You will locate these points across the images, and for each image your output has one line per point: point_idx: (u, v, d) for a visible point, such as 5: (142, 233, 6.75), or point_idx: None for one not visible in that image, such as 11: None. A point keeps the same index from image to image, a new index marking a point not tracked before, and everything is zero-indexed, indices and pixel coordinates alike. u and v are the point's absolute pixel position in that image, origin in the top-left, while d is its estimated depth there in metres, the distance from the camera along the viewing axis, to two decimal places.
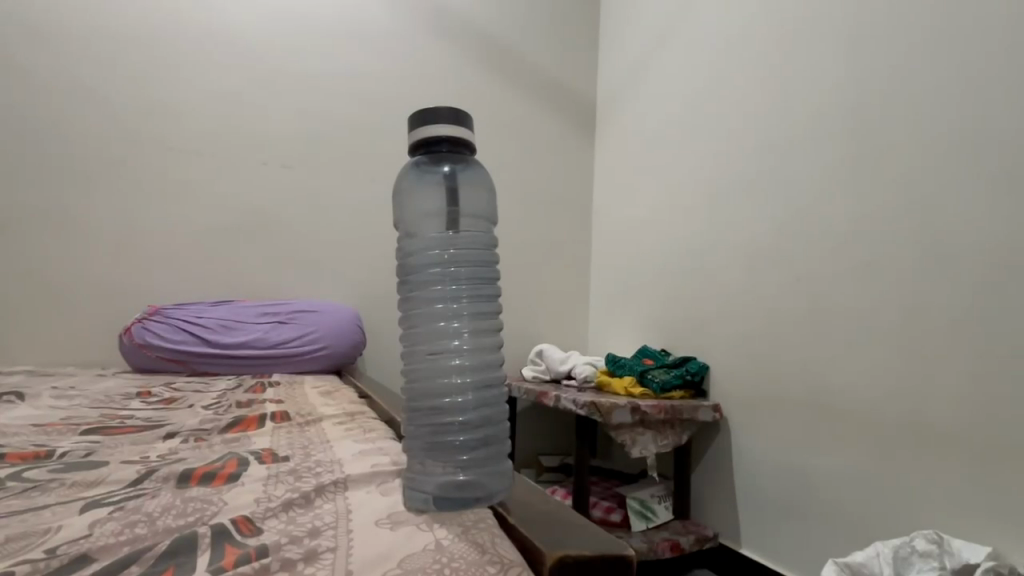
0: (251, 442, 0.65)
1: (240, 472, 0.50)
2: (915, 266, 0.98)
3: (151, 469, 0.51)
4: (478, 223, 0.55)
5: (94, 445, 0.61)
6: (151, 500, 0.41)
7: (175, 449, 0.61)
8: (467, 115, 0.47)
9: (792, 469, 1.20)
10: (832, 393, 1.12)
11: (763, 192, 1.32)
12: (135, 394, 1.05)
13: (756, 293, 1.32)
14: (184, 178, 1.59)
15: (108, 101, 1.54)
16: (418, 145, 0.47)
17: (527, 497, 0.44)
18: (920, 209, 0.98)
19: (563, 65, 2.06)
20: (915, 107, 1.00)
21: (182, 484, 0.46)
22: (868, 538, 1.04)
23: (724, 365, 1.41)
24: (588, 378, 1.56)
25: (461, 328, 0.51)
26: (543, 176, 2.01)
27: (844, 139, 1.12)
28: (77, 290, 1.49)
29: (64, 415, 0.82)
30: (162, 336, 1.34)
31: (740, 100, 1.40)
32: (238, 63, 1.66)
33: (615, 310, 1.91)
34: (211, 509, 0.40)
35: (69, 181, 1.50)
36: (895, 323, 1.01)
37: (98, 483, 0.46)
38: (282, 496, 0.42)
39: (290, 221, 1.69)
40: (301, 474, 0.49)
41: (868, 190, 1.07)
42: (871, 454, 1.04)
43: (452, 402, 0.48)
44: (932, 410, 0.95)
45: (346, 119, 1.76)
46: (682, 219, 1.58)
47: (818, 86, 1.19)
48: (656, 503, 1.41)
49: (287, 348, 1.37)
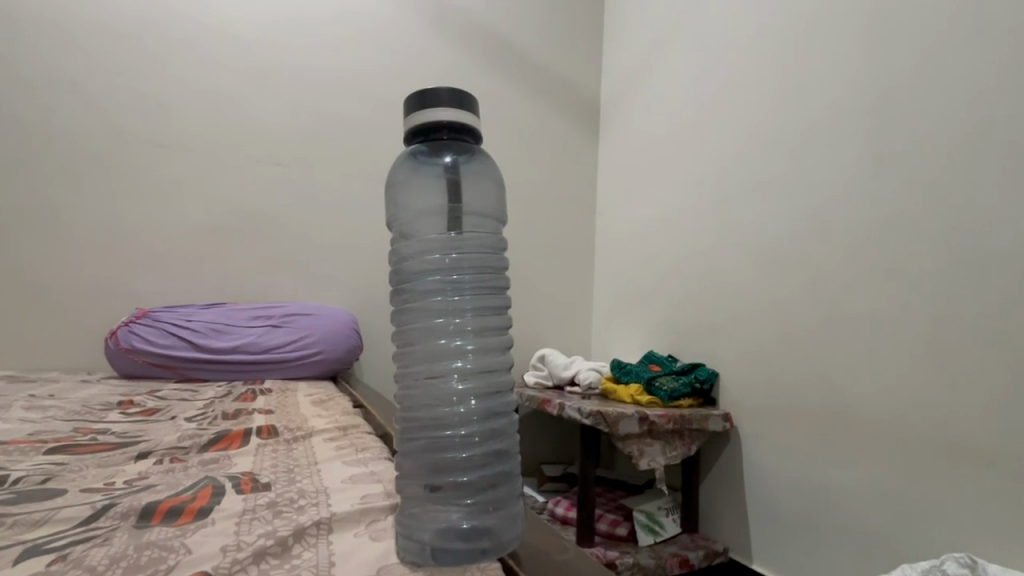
0: (231, 465, 0.59)
1: (211, 505, 0.44)
2: (941, 270, 0.92)
3: (110, 501, 0.45)
4: (484, 223, 0.49)
5: (54, 468, 0.55)
6: (103, 547, 0.35)
7: (145, 474, 0.55)
8: (471, 97, 0.41)
9: (807, 484, 1.14)
10: (850, 404, 1.06)
11: (775, 191, 1.25)
12: (116, 403, 0.99)
13: (767, 298, 1.26)
14: (175, 176, 1.53)
15: (97, 97, 1.47)
16: (415, 133, 0.41)
17: (543, 552, 0.39)
18: (947, 210, 0.92)
19: (567, 63, 2.01)
20: (939, 103, 0.94)
21: (143, 521, 0.40)
22: (889, 558, 0.98)
23: (734, 372, 1.35)
24: (593, 384, 1.49)
25: (465, 345, 0.45)
26: (546, 176, 1.95)
27: (863, 136, 1.06)
28: (62, 292, 1.43)
29: (34, 428, 0.76)
30: (148, 340, 1.27)
31: (751, 97, 1.34)
32: (233, 60, 1.60)
33: (619, 313, 1.85)
34: (170, 560, 0.34)
35: (54, 178, 1.43)
36: (919, 332, 0.95)
37: (44, 521, 0.40)
38: (254, 542, 0.36)
39: (284, 221, 1.63)
40: (281, 509, 0.43)
41: (890, 190, 1.01)
42: (894, 470, 0.97)
43: (454, 434, 0.43)
44: (958, 426, 0.89)
45: (344, 118, 1.71)
46: (691, 221, 1.51)
47: (835, 80, 1.13)
48: (662, 516, 1.34)
49: (279, 353, 1.31)
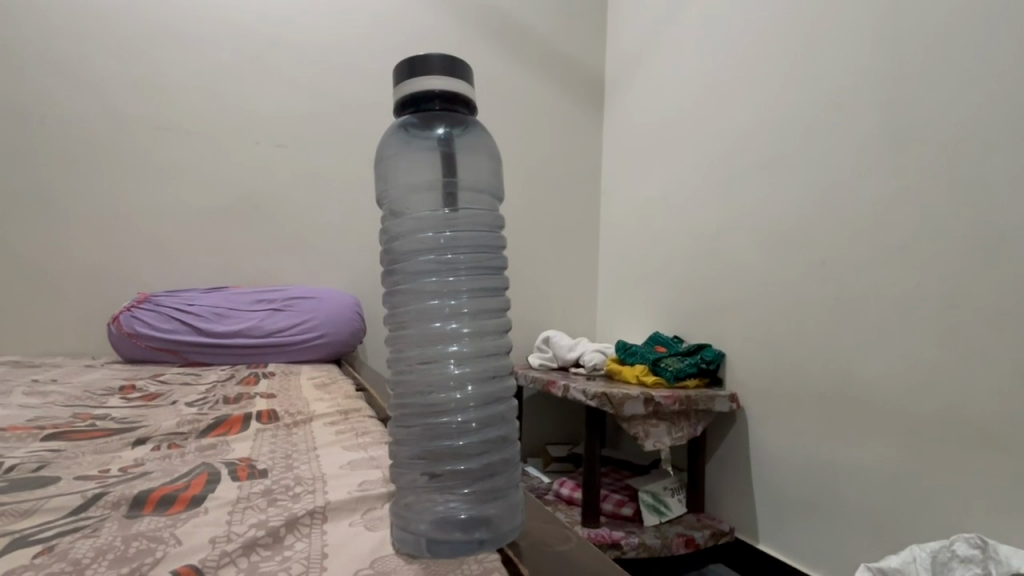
0: (230, 451, 0.58)
1: (205, 493, 0.43)
2: (956, 248, 0.89)
3: (102, 490, 0.44)
4: (480, 199, 0.48)
5: (50, 455, 0.55)
6: (90, 539, 0.35)
7: (141, 461, 0.54)
8: (463, 64, 0.39)
9: (814, 464, 1.13)
10: (859, 384, 1.03)
11: (785, 167, 1.21)
12: (117, 389, 0.98)
13: (775, 276, 1.23)
14: (176, 160, 1.51)
15: (94, 80, 1.45)
16: (405, 103, 0.39)
17: (543, 543, 0.37)
18: (963, 184, 0.88)
19: (570, 38, 1.95)
20: (959, 70, 0.89)
21: (134, 510, 0.39)
22: (897, 538, 0.97)
23: (741, 352, 1.32)
24: (598, 365, 1.48)
25: (461, 329, 0.44)
26: (548, 156, 1.92)
27: (877, 108, 1.02)
28: (64, 278, 1.42)
29: (34, 415, 0.75)
30: (151, 324, 1.27)
31: (760, 68, 1.30)
32: (231, 39, 1.57)
33: (625, 294, 1.82)
34: (159, 552, 0.33)
35: (52, 163, 1.41)
36: (930, 311, 0.92)
37: (32, 511, 0.39)
38: (244, 534, 0.36)
39: (284, 204, 1.61)
40: (277, 496, 0.43)
41: (904, 163, 0.97)
42: (903, 453, 0.96)
43: (451, 422, 0.42)
44: (970, 407, 0.86)
45: (344, 98, 1.67)
46: (696, 200, 1.48)
47: (848, 49, 1.08)
48: (668, 497, 1.33)
49: (282, 337, 1.30)
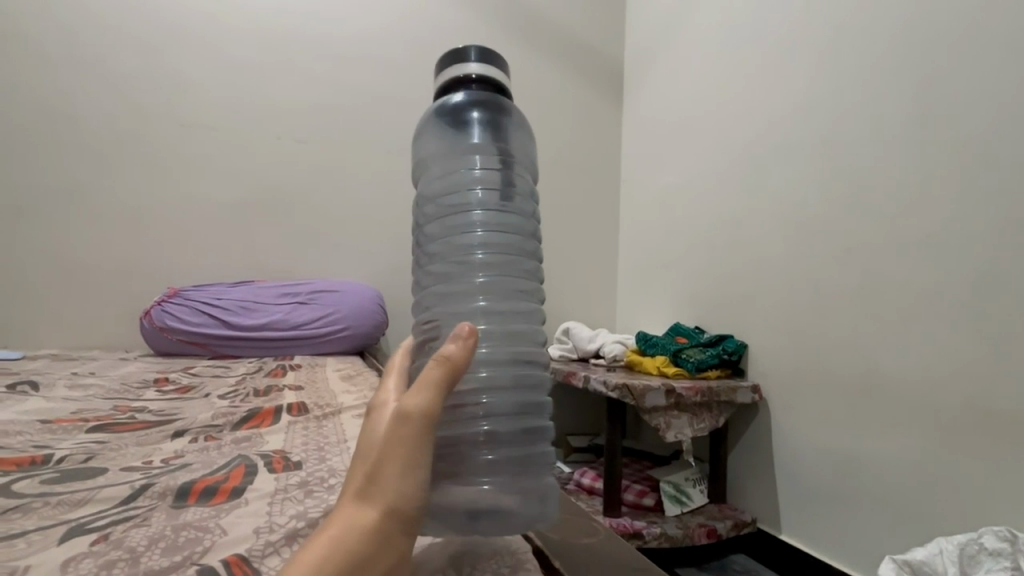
0: (263, 443, 0.60)
1: (244, 484, 0.45)
2: (989, 234, 0.87)
3: (148, 481, 0.46)
4: None
5: (96, 447, 0.57)
6: (142, 529, 0.37)
7: (181, 452, 0.56)
8: (498, 59, 0.45)
9: (838, 456, 1.11)
10: (885, 375, 1.01)
11: (809, 153, 1.19)
12: (151, 382, 1.01)
13: (797, 265, 1.21)
14: (201, 154, 1.54)
15: (120, 77, 1.48)
16: (444, 86, 0.44)
17: (570, 535, 0.40)
18: (998, 168, 0.86)
19: (589, 24, 1.93)
20: (997, 48, 0.86)
21: (179, 501, 0.42)
22: (924, 530, 0.95)
23: (763, 343, 1.31)
24: (618, 356, 1.49)
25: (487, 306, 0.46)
26: (567, 146, 1.91)
27: (907, 90, 0.99)
28: (96, 272, 1.46)
29: (76, 408, 0.78)
30: (181, 318, 1.30)
31: (783, 51, 1.27)
32: (250, 31, 1.59)
33: (645, 284, 1.81)
34: (206, 541, 0.35)
35: (84, 159, 1.45)
36: (961, 299, 0.90)
37: (84, 502, 0.41)
38: (286, 524, 0.37)
39: (306, 197, 1.63)
40: (312, 488, 0.44)
41: (935, 147, 0.94)
42: (931, 444, 0.94)
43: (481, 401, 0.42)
44: (1002, 397, 0.85)
45: (364, 91, 1.69)
46: (717, 188, 1.46)
47: (877, 28, 1.05)
48: (689, 487, 1.34)
49: (307, 330, 1.33)
